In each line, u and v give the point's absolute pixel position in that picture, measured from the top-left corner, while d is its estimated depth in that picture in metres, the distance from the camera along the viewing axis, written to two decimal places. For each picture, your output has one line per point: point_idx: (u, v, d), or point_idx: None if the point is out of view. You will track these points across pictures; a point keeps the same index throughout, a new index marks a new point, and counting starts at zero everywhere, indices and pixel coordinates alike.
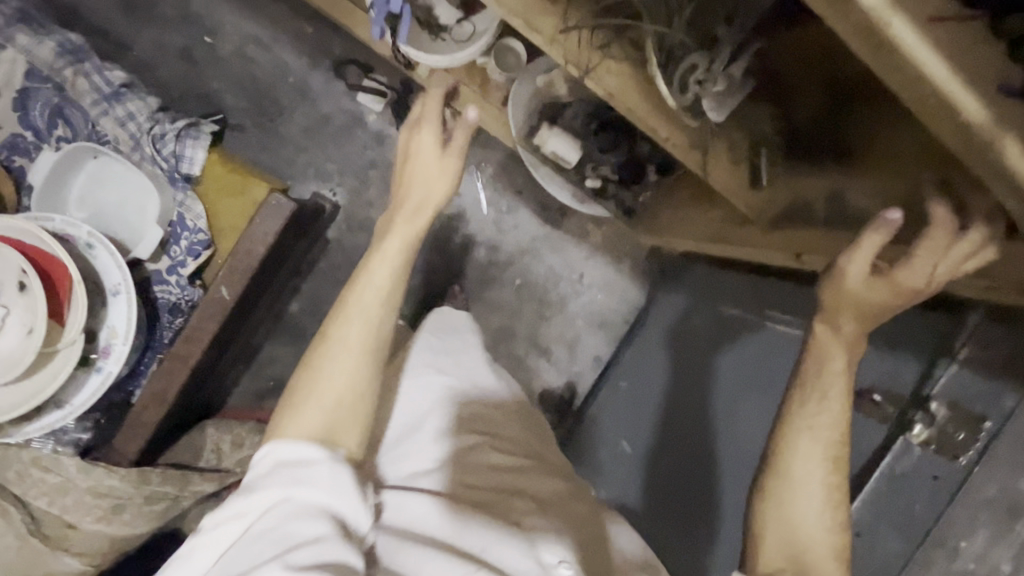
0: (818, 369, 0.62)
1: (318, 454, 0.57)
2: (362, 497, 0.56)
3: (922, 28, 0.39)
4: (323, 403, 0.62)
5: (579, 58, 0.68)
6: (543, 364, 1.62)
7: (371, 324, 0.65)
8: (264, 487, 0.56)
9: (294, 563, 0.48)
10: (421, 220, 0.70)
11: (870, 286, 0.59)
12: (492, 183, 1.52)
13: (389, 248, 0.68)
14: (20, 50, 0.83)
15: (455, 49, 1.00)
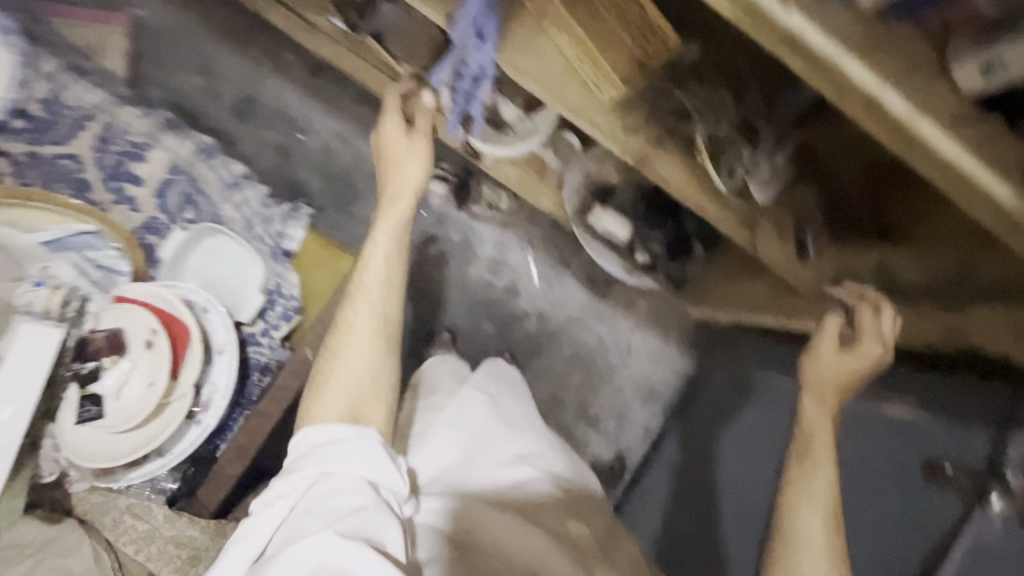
0: (812, 442, 0.71)
1: (349, 431, 0.63)
2: (393, 462, 0.62)
3: (945, 128, 0.46)
4: (342, 385, 0.69)
5: (636, 151, 0.80)
6: (591, 435, 1.63)
7: (376, 310, 0.73)
8: (302, 467, 0.61)
9: (347, 527, 0.53)
10: (401, 210, 0.78)
11: (838, 360, 0.74)
12: (543, 257, 1.60)
13: (379, 234, 0.77)
14: (168, 149, 1.00)
15: (517, 141, 1.14)
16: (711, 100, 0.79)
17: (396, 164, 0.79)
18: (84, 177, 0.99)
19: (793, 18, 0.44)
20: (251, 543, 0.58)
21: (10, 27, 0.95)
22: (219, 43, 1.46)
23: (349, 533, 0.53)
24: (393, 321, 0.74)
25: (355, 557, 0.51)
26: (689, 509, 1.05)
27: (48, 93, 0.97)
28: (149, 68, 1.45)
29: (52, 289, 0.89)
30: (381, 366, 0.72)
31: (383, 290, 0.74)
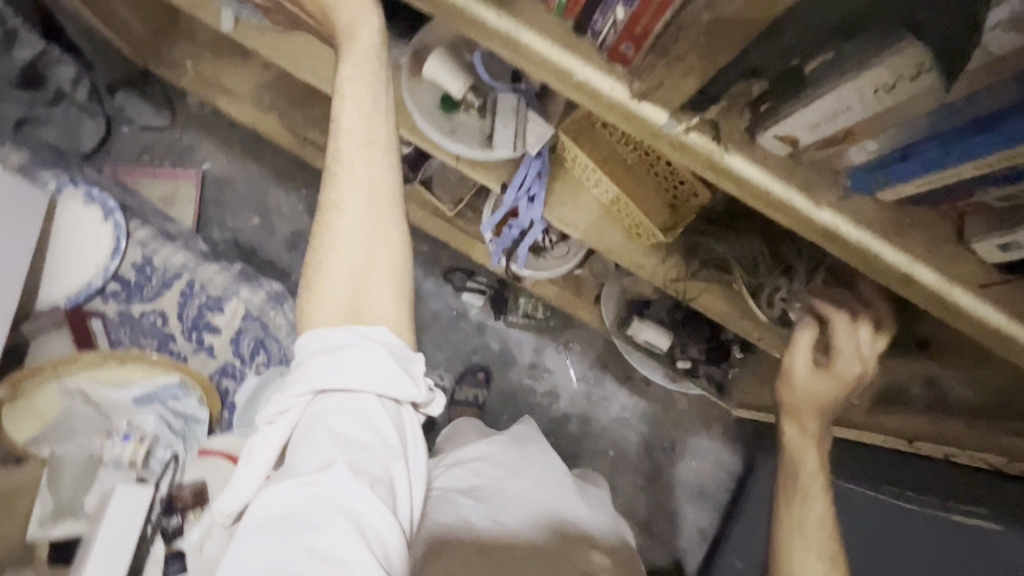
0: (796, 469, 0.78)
1: (350, 337, 0.58)
2: (404, 372, 0.59)
3: (978, 294, 0.52)
4: (336, 275, 0.61)
5: (679, 287, 0.88)
6: (645, 541, 1.60)
7: (366, 179, 0.61)
8: (303, 385, 0.57)
9: (358, 462, 0.54)
10: (388, 130, 0.62)
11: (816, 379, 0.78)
12: (581, 359, 1.65)
13: (348, 86, 0.60)
14: (242, 299, 1.09)
15: (556, 263, 1.21)
16: (744, 246, 0.81)
17: (348, 83, 0.60)
18: (170, 330, 1.09)
19: (823, 216, 0.52)
20: (258, 460, 0.57)
21: (112, 206, 1.09)
22: (276, 186, 1.62)
23: (360, 471, 0.54)
24: (387, 192, 0.63)
25: (365, 498, 0.53)
26: None
27: (140, 258, 1.10)
28: (212, 212, 1.60)
29: (138, 441, 0.97)
30: (382, 240, 0.62)
31: (362, 150, 0.61)
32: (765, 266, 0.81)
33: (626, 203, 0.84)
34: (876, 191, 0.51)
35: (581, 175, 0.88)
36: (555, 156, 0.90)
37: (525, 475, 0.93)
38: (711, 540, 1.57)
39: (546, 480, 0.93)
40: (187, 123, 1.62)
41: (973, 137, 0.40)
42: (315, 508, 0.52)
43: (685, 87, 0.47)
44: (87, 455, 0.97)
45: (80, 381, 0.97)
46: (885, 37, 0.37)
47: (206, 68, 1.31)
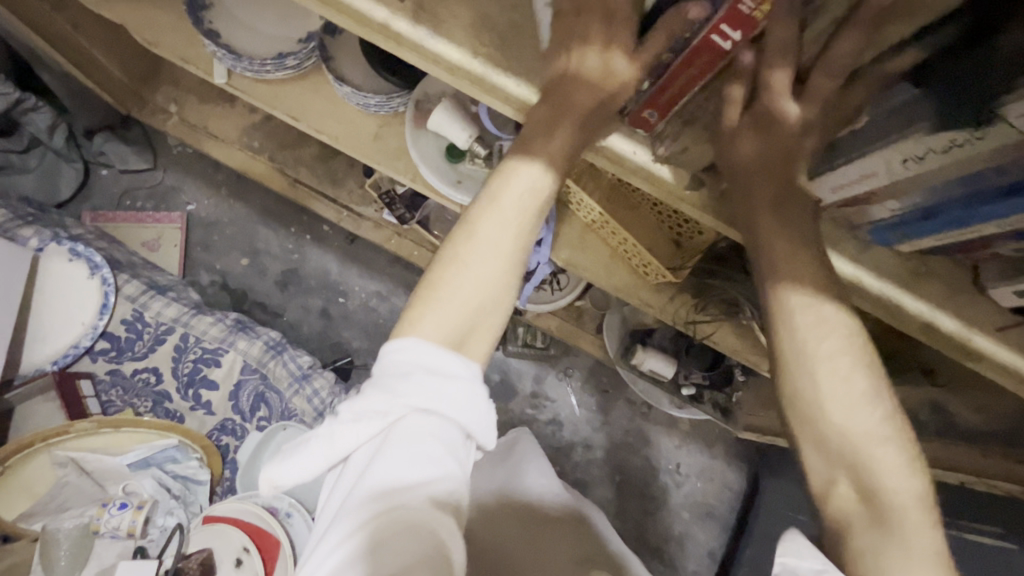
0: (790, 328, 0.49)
1: (462, 370, 0.47)
2: (497, 414, 0.49)
3: (997, 338, 0.53)
4: (460, 308, 0.49)
5: (687, 322, 0.89)
6: (656, 566, 1.59)
7: (520, 230, 0.51)
8: (404, 394, 0.46)
9: (442, 497, 0.44)
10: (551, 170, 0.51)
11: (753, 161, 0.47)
12: (581, 385, 1.64)
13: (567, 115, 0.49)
14: (240, 352, 1.06)
15: (557, 296, 1.21)
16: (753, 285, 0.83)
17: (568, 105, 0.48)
18: (164, 388, 1.05)
19: (843, 268, 0.54)
20: (336, 447, 0.46)
21: (98, 261, 1.04)
22: (264, 225, 1.59)
23: (443, 505, 0.44)
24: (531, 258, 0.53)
25: (447, 536, 0.43)
26: None
27: (131, 314, 1.06)
28: (199, 254, 1.56)
29: (136, 509, 0.91)
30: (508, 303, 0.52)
31: (532, 204, 0.51)
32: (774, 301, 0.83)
33: (633, 244, 0.84)
34: (895, 243, 0.52)
35: (586, 217, 0.88)
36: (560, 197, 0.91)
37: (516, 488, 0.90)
38: (720, 561, 1.56)
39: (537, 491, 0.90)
40: (170, 165, 1.58)
41: (995, 204, 0.42)
42: (387, 531, 0.42)
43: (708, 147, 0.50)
44: (81, 527, 0.90)
45: (74, 450, 0.93)
46: (919, 118, 0.40)
47: (191, 113, 1.28)
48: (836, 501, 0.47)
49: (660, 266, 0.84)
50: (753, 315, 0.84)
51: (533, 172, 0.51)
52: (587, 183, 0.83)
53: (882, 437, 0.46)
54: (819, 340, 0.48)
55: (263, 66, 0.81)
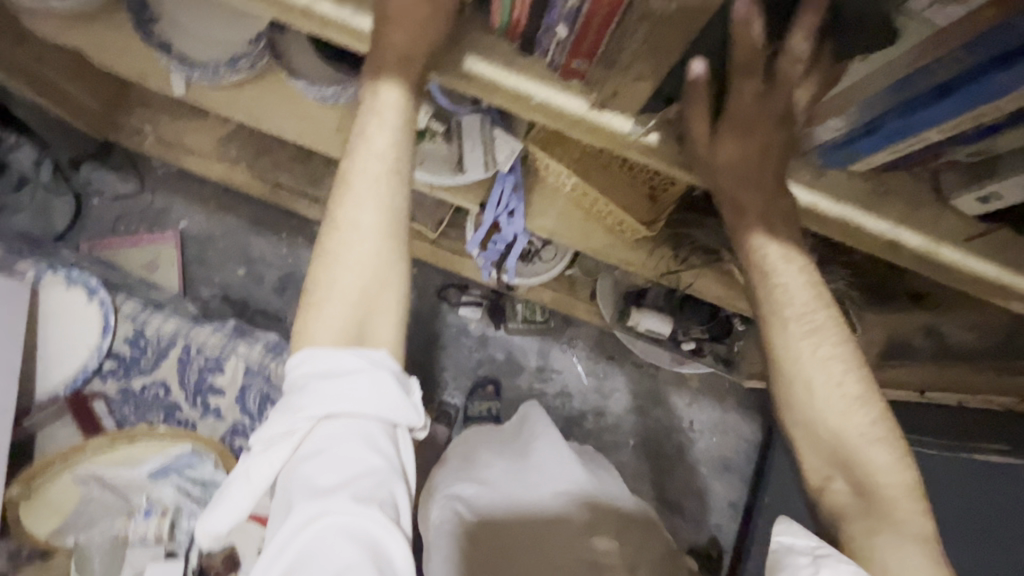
0: (772, 310, 0.56)
1: (358, 362, 0.51)
2: (408, 397, 0.52)
3: (963, 248, 0.53)
4: (346, 296, 0.55)
5: (671, 275, 0.89)
6: (679, 523, 1.61)
7: (385, 205, 0.56)
8: (306, 405, 0.50)
9: (365, 493, 0.47)
10: (400, 148, 0.56)
11: (724, 145, 0.50)
12: (586, 354, 1.65)
13: (384, 102, 0.55)
14: (242, 356, 1.09)
15: (545, 267, 1.22)
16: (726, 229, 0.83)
17: (387, 101, 0.55)
18: (173, 399, 1.08)
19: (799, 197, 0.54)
20: (255, 481, 0.50)
21: (95, 285, 1.07)
22: (256, 234, 1.61)
23: (368, 500, 0.47)
24: (404, 222, 0.57)
25: (376, 526, 0.46)
26: None
27: (132, 332, 1.09)
28: (197, 270, 1.59)
29: (161, 516, 0.96)
30: (391, 271, 0.56)
31: (390, 177, 0.56)
32: None
33: (606, 203, 0.84)
34: (849, 165, 0.52)
35: (557, 183, 0.88)
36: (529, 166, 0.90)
37: (533, 475, 0.95)
38: (743, 512, 1.58)
39: (554, 471, 0.96)
40: (157, 186, 1.61)
41: (934, 105, 0.41)
42: (319, 537, 0.45)
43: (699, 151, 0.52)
44: (110, 539, 0.95)
45: (94, 467, 0.98)
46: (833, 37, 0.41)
47: (166, 131, 1.29)
48: (830, 494, 0.56)
49: (633, 222, 0.84)
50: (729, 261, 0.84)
51: (377, 134, 0.55)
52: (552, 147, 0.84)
53: (872, 439, 0.54)
54: (796, 338, 0.55)
55: (218, 71, 0.82)
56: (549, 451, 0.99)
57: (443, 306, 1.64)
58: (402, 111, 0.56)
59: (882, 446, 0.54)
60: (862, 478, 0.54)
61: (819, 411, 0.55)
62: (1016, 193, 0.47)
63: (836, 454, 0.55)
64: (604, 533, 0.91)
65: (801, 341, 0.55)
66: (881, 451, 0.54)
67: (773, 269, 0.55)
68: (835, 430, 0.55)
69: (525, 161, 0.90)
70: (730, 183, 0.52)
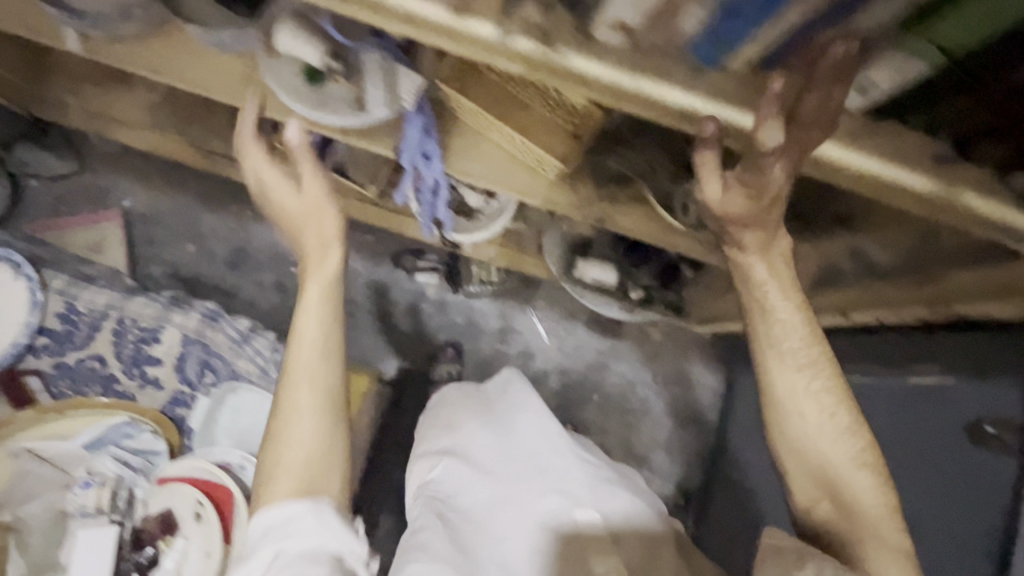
0: (778, 332, 0.64)
1: (303, 509, 0.63)
2: (350, 530, 0.64)
3: (845, 144, 0.52)
4: (290, 470, 0.65)
5: (595, 211, 0.87)
6: (647, 475, 1.62)
7: (318, 386, 0.68)
8: (257, 553, 0.61)
9: None
10: (330, 332, 0.69)
11: (731, 193, 0.58)
12: (547, 313, 1.64)
13: (312, 296, 0.69)
14: (178, 325, 1.07)
15: (488, 222, 1.21)
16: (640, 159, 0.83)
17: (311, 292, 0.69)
18: (110, 372, 1.06)
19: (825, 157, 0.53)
20: None
21: (19, 260, 1.05)
22: (203, 209, 1.58)
23: None
24: (337, 392, 0.69)
25: None
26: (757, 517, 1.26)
27: (64, 307, 1.07)
28: (144, 249, 1.55)
29: (99, 486, 0.93)
30: (333, 441, 0.68)
31: (323, 370, 0.68)
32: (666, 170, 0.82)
33: (523, 141, 0.82)
34: (721, 62, 0.49)
35: (475, 123, 0.86)
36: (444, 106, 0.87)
37: (509, 452, 0.91)
38: (708, 460, 1.60)
39: (529, 449, 0.91)
40: (98, 165, 1.56)
41: None
42: None
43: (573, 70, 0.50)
44: (51, 510, 0.94)
45: (27, 440, 0.97)
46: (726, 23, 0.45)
47: (91, 102, 1.25)
48: (817, 512, 0.66)
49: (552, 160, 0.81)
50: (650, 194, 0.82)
51: (305, 329, 0.68)
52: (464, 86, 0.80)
53: (857, 463, 0.64)
54: (782, 374, 0.65)
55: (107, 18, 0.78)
56: (530, 432, 0.94)
57: (400, 273, 1.62)
58: (336, 284, 0.71)
59: (866, 471, 0.64)
60: (844, 492, 0.64)
61: (810, 435, 0.65)
62: (889, 81, 0.47)
63: (824, 473, 0.65)
64: (585, 506, 0.82)
65: (792, 375, 0.64)
66: (864, 476, 0.64)
67: (772, 306, 0.64)
68: (822, 452, 0.64)
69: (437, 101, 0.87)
70: (738, 229, 0.61)
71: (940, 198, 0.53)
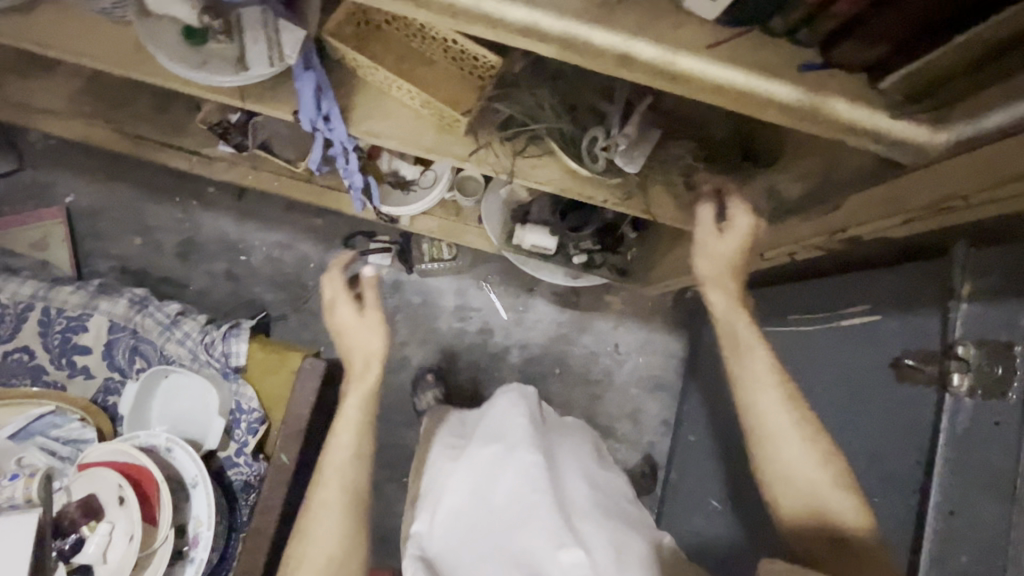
0: (743, 367, 0.73)
1: None
2: None
3: (706, 55, 0.49)
4: (316, 562, 0.78)
5: (504, 165, 0.84)
6: (613, 445, 1.61)
7: (348, 480, 0.82)
8: None
9: None
10: (360, 437, 0.85)
11: (725, 240, 0.75)
12: (504, 288, 1.62)
13: (348, 408, 0.86)
14: (104, 312, 1.05)
15: (424, 194, 1.20)
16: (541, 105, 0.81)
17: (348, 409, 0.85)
18: (38, 363, 1.04)
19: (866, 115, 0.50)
20: None
21: None
22: (148, 201, 1.55)
23: None
24: (361, 476, 0.84)
25: None
26: (714, 478, 1.24)
27: None
28: (90, 244, 1.53)
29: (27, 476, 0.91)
30: (357, 533, 0.81)
31: (350, 460, 0.83)
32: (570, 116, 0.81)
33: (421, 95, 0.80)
34: None
35: (376, 81, 0.83)
36: (342, 68, 0.85)
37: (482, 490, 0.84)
38: (673, 427, 1.58)
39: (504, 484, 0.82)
40: (38, 162, 1.54)
41: None
42: None
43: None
44: None
45: None
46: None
47: (11, 92, 1.22)
48: (802, 536, 0.69)
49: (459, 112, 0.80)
50: (557, 142, 0.82)
51: (341, 433, 0.85)
52: (364, 42, 0.80)
53: (830, 485, 0.68)
54: (763, 407, 0.71)
55: None
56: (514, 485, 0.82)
57: (354, 256, 1.59)
58: (360, 404, 0.86)
59: (842, 492, 0.68)
60: (826, 512, 0.67)
61: (785, 462, 0.69)
62: None
63: (813, 496, 0.68)
64: (571, 546, 0.76)
65: (775, 409, 0.71)
66: (842, 497, 0.68)
67: (744, 342, 0.74)
68: (808, 477, 0.68)
69: (333, 63, 0.85)
70: (716, 275, 0.75)
71: (811, 106, 0.50)
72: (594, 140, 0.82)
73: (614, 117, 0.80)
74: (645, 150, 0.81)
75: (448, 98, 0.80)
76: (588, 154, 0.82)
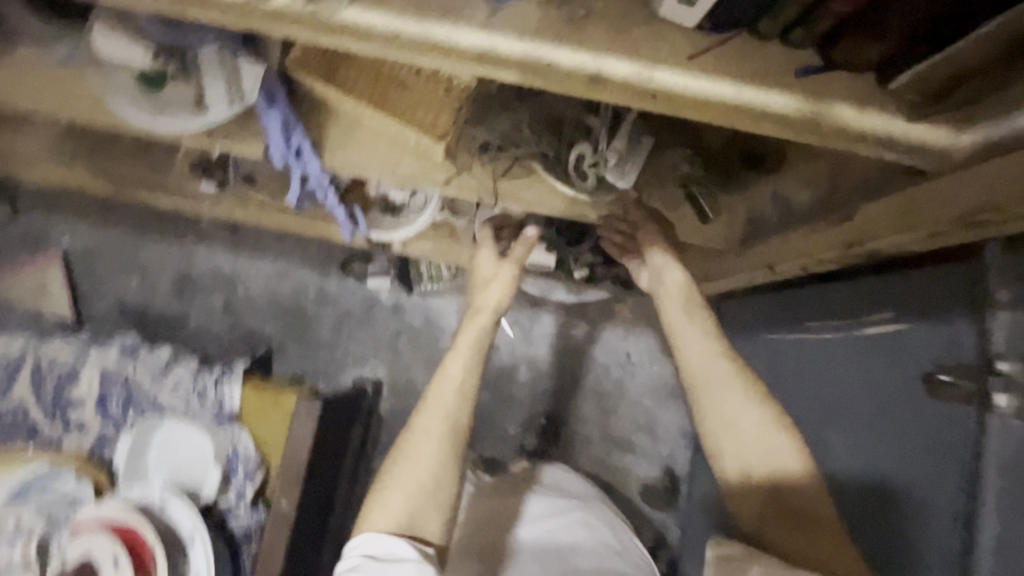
0: (684, 334, 0.82)
1: None
2: None
3: (689, 67, 0.43)
4: (405, 488, 0.79)
5: (488, 188, 0.80)
6: (631, 459, 1.55)
7: (436, 442, 0.82)
8: None
9: None
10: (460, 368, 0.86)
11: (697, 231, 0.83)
12: (507, 303, 1.57)
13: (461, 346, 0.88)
14: (96, 364, 1.03)
15: (416, 217, 1.15)
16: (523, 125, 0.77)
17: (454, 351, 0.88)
18: (32, 419, 1.02)
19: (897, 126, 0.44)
20: None
21: None
22: (143, 240, 1.54)
23: None
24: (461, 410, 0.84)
25: None
26: None
27: None
28: (89, 287, 1.52)
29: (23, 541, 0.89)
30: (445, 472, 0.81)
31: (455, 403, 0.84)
32: (555, 132, 0.77)
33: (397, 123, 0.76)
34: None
35: (350, 111, 0.79)
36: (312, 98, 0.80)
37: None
38: (693, 437, 1.52)
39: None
40: (33, 208, 1.53)
41: None
42: None
43: (326, 20, 0.41)
44: None
45: None
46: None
47: None
48: (746, 502, 0.76)
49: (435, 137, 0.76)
50: (542, 161, 0.78)
51: (453, 367, 0.86)
52: (332, 71, 0.75)
53: (778, 448, 0.75)
54: (694, 354, 0.80)
55: None
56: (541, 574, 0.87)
57: (352, 281, 1.55)
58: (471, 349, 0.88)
59: (783, 440, 0.75)
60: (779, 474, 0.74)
61: (729, 414, 0.77)
62: None
63: (765, 464, 0.75)
64: None
65: (712, 359, 0.79)
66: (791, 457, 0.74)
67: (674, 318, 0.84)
68: (752, 444, 0.75)
69: (302, 94, 0.80)
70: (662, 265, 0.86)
71: (811, 113, 0.44)
72: (582, 156, 0.77)
73: (602, 132, 0.76)
74: (636, 164, 0.77)
75: (425, 121, 0.77)
76: (574, 171, 0.78)
